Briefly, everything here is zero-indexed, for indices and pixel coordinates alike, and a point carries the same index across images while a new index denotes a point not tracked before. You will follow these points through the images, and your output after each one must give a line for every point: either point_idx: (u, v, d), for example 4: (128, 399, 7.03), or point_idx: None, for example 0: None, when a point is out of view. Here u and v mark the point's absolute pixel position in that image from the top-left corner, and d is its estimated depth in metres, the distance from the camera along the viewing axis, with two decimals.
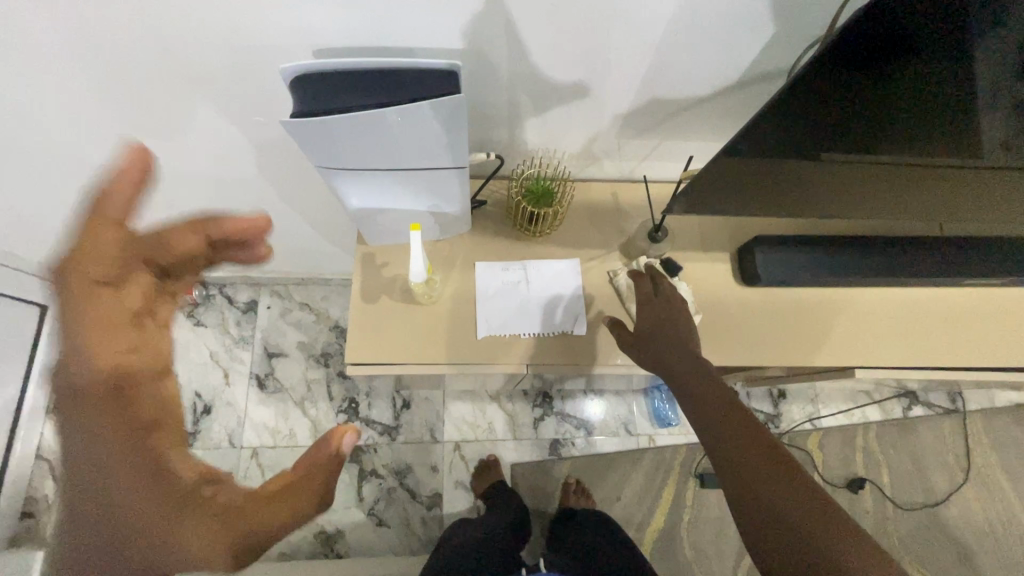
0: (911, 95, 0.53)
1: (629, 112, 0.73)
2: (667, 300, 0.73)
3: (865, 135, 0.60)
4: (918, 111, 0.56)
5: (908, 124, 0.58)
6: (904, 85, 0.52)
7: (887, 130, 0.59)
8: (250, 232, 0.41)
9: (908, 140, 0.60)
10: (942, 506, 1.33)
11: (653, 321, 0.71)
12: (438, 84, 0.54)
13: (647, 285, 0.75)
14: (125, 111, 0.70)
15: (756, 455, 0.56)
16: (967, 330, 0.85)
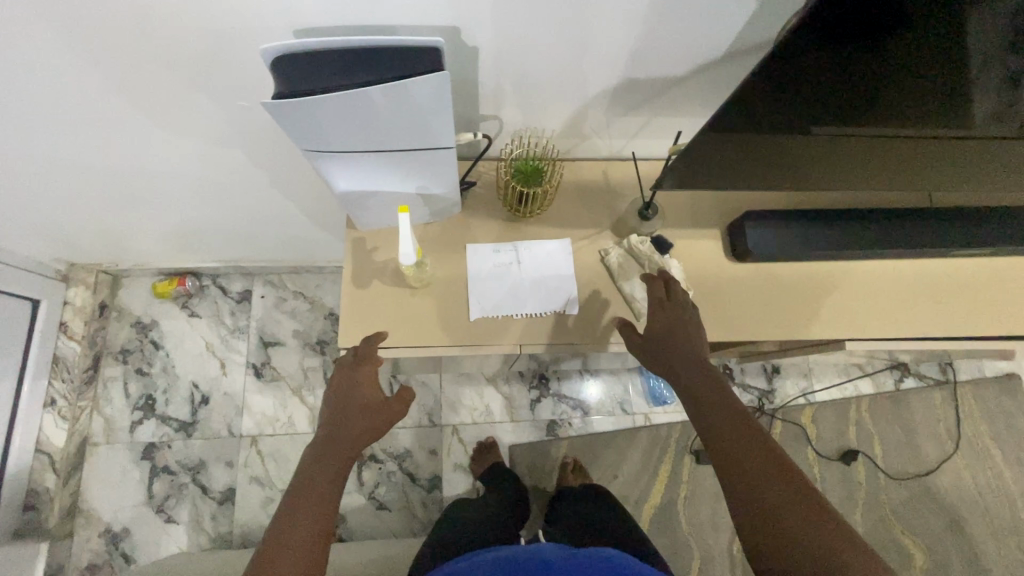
0: (898, 69, 0.53)
1: (617, 90, 0.73)
2: (680, 306, 0.72)
3: (853, 109, 0.60)
4: (904, 85, 0.56)
5: (896, 96, 0.58)
6: (891, 58, 0.52)
7: (873, 104, 0.59)
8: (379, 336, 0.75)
9: (895, 113, 0.61)
10: (933, 475, 1.35)
11: (664, 327, 0.71)
12: (420, 62, 0.53)
13: (660, 289, 0.74)
14: (108, 102, 0.70)
15: (759, 462, 0.58)
16: (956, 301, 0.85)
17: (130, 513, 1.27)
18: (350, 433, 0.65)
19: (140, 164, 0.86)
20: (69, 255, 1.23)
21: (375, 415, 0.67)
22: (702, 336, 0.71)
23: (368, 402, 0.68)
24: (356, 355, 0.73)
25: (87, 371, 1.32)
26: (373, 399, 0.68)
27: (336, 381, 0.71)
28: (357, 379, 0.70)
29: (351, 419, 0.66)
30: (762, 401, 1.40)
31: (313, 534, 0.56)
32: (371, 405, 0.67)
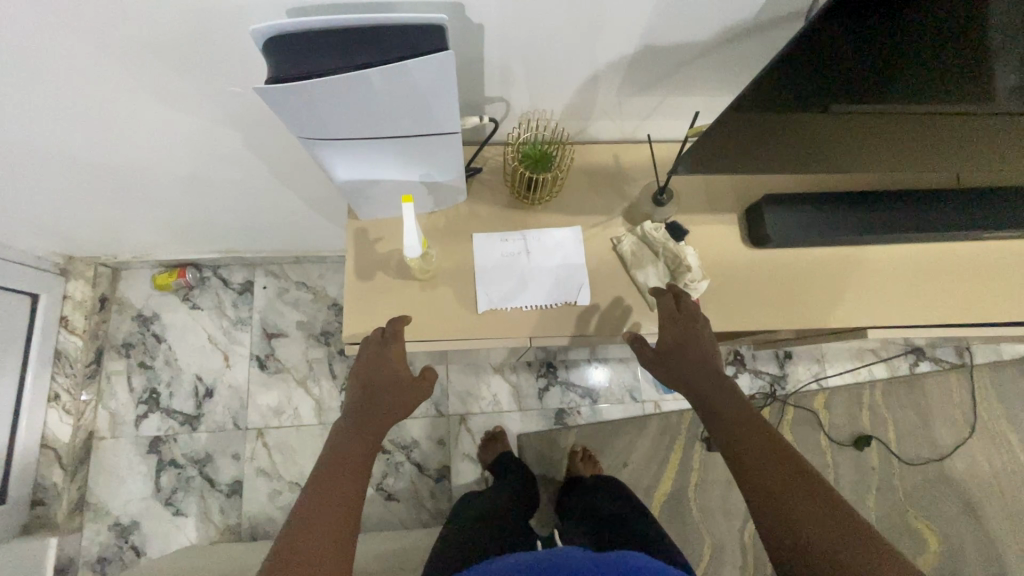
0: (927, 38, 0.49)
1: (630, 67, 0.69)
2: (692, 317, 0.70)
3: (878, 86, 0.56)
4: (934, 57, 0.51)
5: (924, 70, 0.53)
6: (918, 26, 0.48)
7: (900, 79, 0.54)
8: (401, 317, 0.73)
9: (923, 88, 0.56)
10: (947, 459, 1.33)
11: (677, 339, 0.69)
12: (422, 41, 0.49)
13: (671, 301, 0.72)
14: (92, 92, 0.66)
15: (780, 473, 0.56)
16: (984, 285, 0.82)
17: (138, 506, 1.27)
18: (379, 411, 0.65)
19: (132, 155, 0.83)
20: (66, 248, 1.21)
21: (404, 394, 0.67)
22: (714, 347, 0.69)
23: (395, 377, 0.67)
24: (383, 333, 0.71)
25: (89, 366, 1.30)
26: (399, 382, 0.67)
27: (362, 358, 0.70)
28: (385, 356, 0.69)
29: (381, 397, 0.66)
30: (773, 387, 1.40)
31: (348, 504, 0.56)
32: (398, 382, 0.67)
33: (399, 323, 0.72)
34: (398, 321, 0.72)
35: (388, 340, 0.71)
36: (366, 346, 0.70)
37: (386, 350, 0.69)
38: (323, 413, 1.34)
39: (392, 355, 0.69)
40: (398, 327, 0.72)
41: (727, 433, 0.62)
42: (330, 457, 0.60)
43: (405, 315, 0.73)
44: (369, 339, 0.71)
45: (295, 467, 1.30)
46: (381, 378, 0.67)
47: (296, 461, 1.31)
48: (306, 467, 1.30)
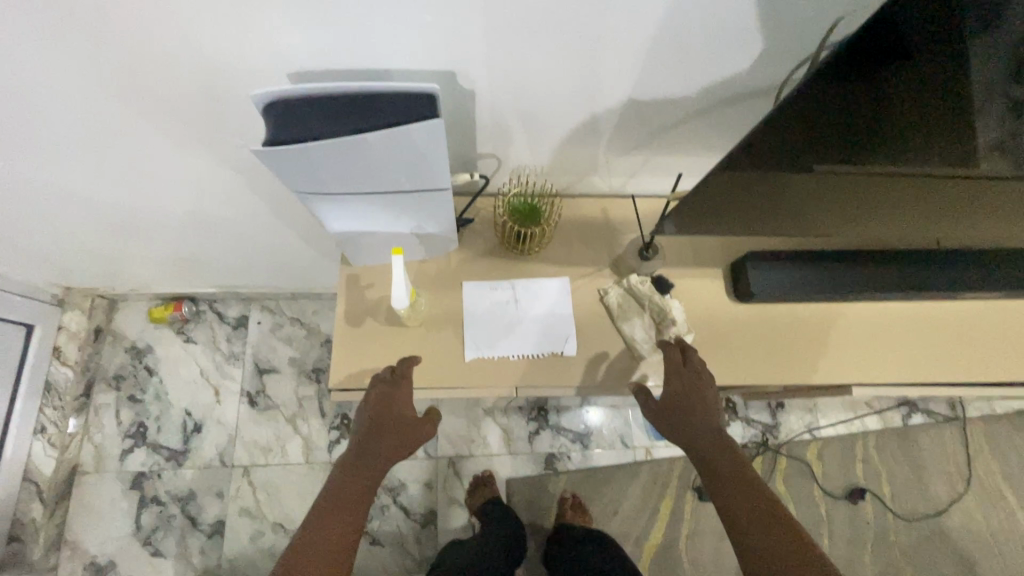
0: (905, 104, 0.50)
1: (617, 127, 0.72)
2: (697, 373, 0.70)
3: (858, 148, 0.57)
4: (914, 122, 0.52)
5: (906, 134, 0.54)
6: (895, 92, 0.49)
7: (881, 142, 0.55)
8: (412, 360, 0.73)
9: (908, 152, 0.56)
10: (944, 515, 1.31)
11: (682, 396, 0.69)
12: (414, 107, 0.52)
13: (678, 356, 0.72)
14: (101, 135, 0.69)
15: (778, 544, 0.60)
16: (968, 344, 0.83)
17: (116, 544, 1.24)
18: (383, 455, 0.69)
19: (135, 194, 0.86)
20: (65, 280, 1.23)
21: (408, 439, 0.70)
22: (715, 404, 0.70)
23: (402, 423, 0.70)
24: (393, 373, 0.72)
25: (79, 398, 1.30)
26: (406, 427, 0.70)
27: (371, 398, 0.70)
28: (394, 399, 0.70)
29: (385, 439, 0.68)
30: (765, 436, 1.37)
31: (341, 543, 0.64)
32: (405, 428, 0.70)
33: (409, 367, 0.72)
34: (409, 363, 0.72)
35: (398, 384, 0.71)
36: (376, 387, 0.70)
37: (396, 396, 0.70)
38: (311, 452, 1.33)
39: (402, 401, 0.70)
40: (407, 370, 0.72)
41: (727, 495, 0.66)
42: (332, 492, 0.66)
43: (415, 358, 0.73)
44: (379, 380, 0.71)
45: (279, 507, 1.28)
46: (388, 423, 0.69)
47: (281, 501, 1.29)
48: (291, 508, 1.28)
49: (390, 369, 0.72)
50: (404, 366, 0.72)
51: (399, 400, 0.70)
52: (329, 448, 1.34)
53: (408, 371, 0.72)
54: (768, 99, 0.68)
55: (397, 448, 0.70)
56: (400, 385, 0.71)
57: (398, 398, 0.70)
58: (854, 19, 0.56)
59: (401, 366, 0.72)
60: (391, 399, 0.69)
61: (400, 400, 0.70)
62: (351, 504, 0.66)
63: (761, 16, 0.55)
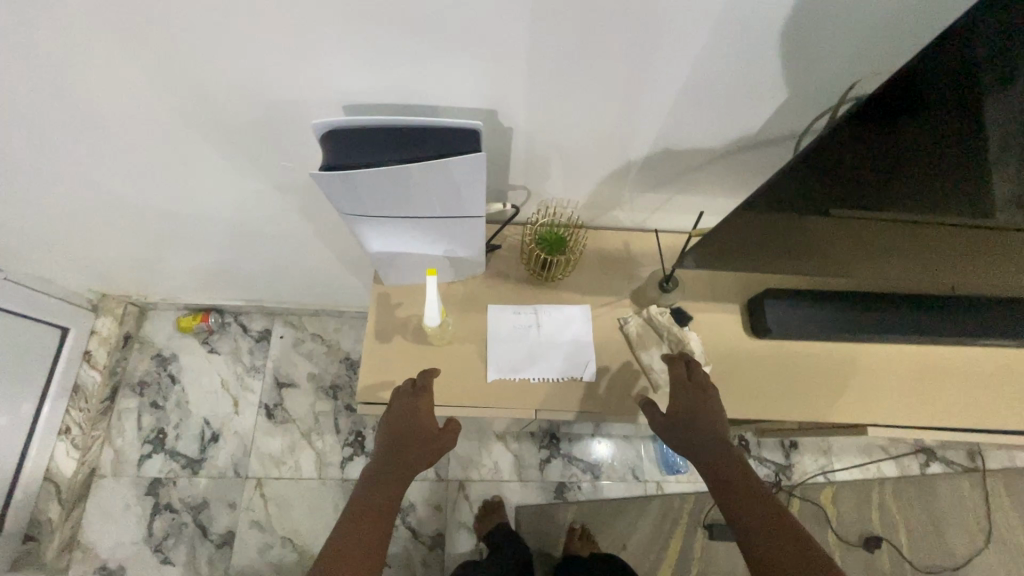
0: (920, 156, 0.53)
1: (643, 166, 0.76)
2: (701, 386, 0.72)
3: (875, 193, 0.59)
4: (931, 173, 0.55)
5: (922, 184, 0.56)
6: (911, 144, 0.52)
7: (898, 189, 0.58)
8: (430, 372, 0.76)
9: (924, 201, 0.59)
10: (963, 570, 1.28)
11: (687, 406, 0.71)
12: (459, 142, 0.56)
13: (682, 369, 0.74)
14: (163, 152, 0.75)
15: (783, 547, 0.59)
16: (986, 391, 0.83)
17: (127, 550, 1.25)
18: (406, 464, 0.71)
19: (184, 207, 0.91)
20: (102, 286, 1.28)
21: (430, 448, 0.72)
22: (722, 414, 0.71)
23: (422, 433, 0.72)
24: (415, 385, 0.75)
25: (104, 401, 1.33)
26: (426, 437, 0.72)
27: (392, 409, 0.73)
28: (414, 410, 0.72)
29: (408, 449, 0.71)
30: (779, 477, 1.35)
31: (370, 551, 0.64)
32: (425, 436, 0.72)
33: (428, 379, 0.75)
34: (427, 374, 0.76)
35: (418, 395, 0.74)
36: (397, 398, 0.74)
37: (417, 406, 0.73)
38: (323, 468, 1.34)
39: (423, 410, 0.73)
40: (427, 381, 0.75)
41: (732, 502, 0.65)
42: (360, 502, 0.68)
43: (434, 371, 0.77)
44: (400, 392, 0.74)
45: (289, 521, 1.29)
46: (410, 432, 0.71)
47: (291, 515, 1.29)
48: (301, 523, 1.29)
49: (410, 381, 0.75)
50: (423, 378, 0.75)
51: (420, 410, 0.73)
52: (341, 465, 1.35)
53: (428, 382, 0.75)
54: (789, 145, 0.72)
55: (420, 457, 0.72)
56: (420, 395, 0.74)
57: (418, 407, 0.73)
58: (871, 80, 0.60)
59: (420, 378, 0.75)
60: (411, 408, 0.72)
61: (421, 410, 0.73)
62: (379, 511, 0.67)
63: (783, 70, 0.59)
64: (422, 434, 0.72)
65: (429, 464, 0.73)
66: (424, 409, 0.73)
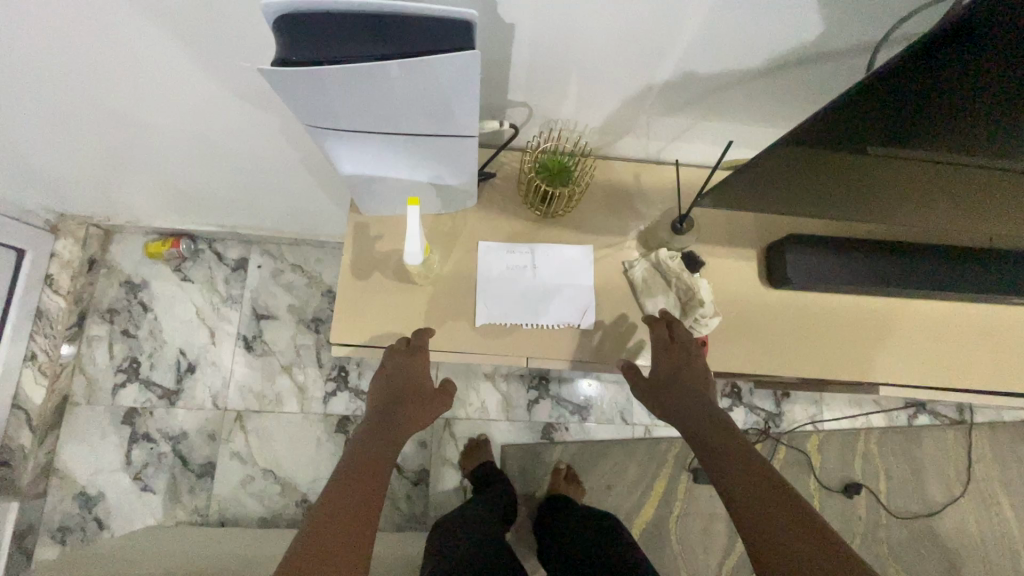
0: (969, 87, 0.43)
1: (667, 83, 0.65)
2: (685, 349, 0.69)
3: (918, 131, 0.49)
4: (982, 107, 0.44)
5: (971, 120, 0.46)
6: (960, 72, 0.42)
7: (944, 126, 0.48)
8: (427, 331, 0.71)
9: (991, 143, 0.49)
10: (936, 517, 1.31)
11: (670, 370, 0.68)
12: (445, 37, 0.45)
13: (664, 332, 0.70)
14: (93, 49, 0.62)
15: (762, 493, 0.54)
16: (1005, 351, 0.79)
17: (106, 477, 1.23)
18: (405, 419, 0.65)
19: (131, 118, 0.79)
20: (58, 206, 1.16)
21: (427, 406, 0.68)
22: (707, 378, 0.68)
23: (420, 389, 0.68)
24: (410, 344, 0.70)
25: (71, 328, 1.26)
26: (424, 393, 0.68)
27: (387, 366, 0.68)
28: (411, 366, 0.68)
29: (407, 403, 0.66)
30: (767, 424, 1.35)
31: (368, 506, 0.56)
32: (423, 393, 0.68)
33: (423, 340, 0.70)
34: (424, 332, 0.70)
35: (415, 354, 0.69)
36: (392, 356, 0.69)
37: (416, 364, 0.68)
38: (306, 402, 1.31)
39: (421, 370, 0.68)
40: (422, 341, 0.70)
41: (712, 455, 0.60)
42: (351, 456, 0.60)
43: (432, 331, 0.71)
44: (394, 351, 0.69)
45: (270, 454, 1.27)
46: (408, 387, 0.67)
47: (273, 447, 1.27)
48: (282, 455, 1.27)
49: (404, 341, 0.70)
50: (419, 336, 0.70)
51: (418, 368, 0.68)
52: (324, 400, 1.32)
53: (425, 342, 0.70)
54: (845, 64, 0.61)
55: (418, 413, 0.67)
56: (417, 354, 0.69)
57: (417, 364, 0.68)
58: None
59: (416, 336, 0.70)
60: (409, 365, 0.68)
61: (420, 367, 0.68)
62: (374, 465, 0.59)
63: None
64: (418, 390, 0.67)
65: (425, 423, 0.68)
66: (424, 368, 0.69)
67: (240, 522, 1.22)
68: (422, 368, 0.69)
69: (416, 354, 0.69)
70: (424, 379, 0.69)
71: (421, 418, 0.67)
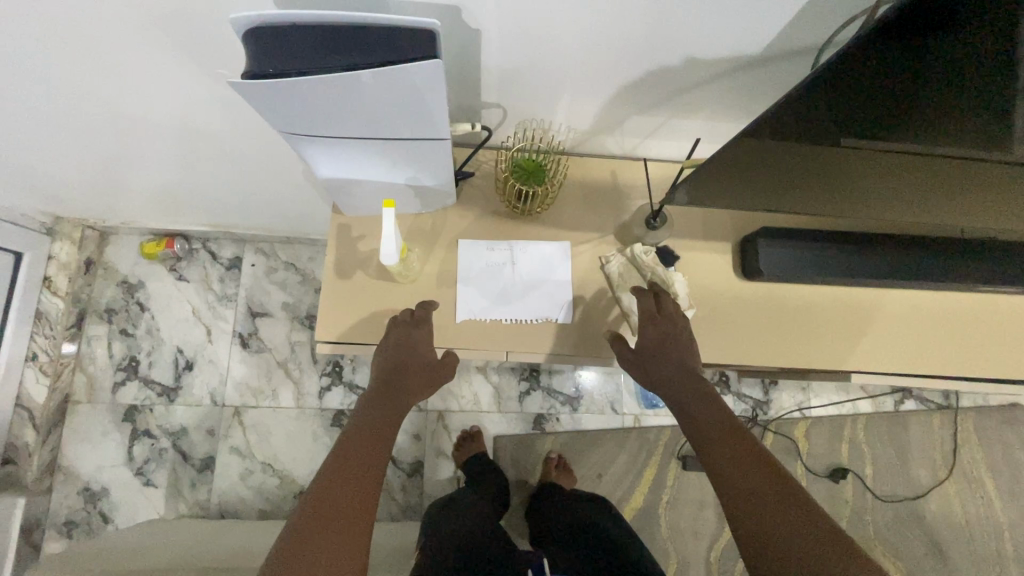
0: (898, 93, 0.43)
1: (638, 83, 0.66)
2: (671, 319, 0.70)
3: (892, 125, 0.48)
4: (913, 111, 0.45)
5: (949, 113, 0.44)
6: (932, 64, 0.40)
7: (919, 119, 0.46)
8: (427, 305, 0.73)
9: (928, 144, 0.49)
10: (921, 499, 1.33)
11: (654, 339, 0.70)
12: (410, 46, 0.47)
13: (651, 301, 0.71)
14: (78, 59, 0.64)
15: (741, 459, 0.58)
16: (976, 338, 0.80)
17: (109, 472, 1.27)
18: (408, 393, 0.69)
19: (117, 121, 0.80)
20: (53, 209, 1.18)
21: (430, 380, 0.70)
22: (691, 347, 0.70)
23: (423, 365, 0.70)
24: (413, 316, 0.72)
25: (70, 328, 1.29)
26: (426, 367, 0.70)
27: (391, 339, 0.70)
28: (414, 340, 0.70)
29: (408, 381, 0.69)
30: (755, 412, 1.38)
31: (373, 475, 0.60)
32: (426, 368, 0.70)
33: (424, 313, 0.72)
34: (427, 305, 0.73)
35: (417, 327, 0.71)
36: (397, 329, 0.71)
37: (417, 338, 0.71)
38: (301, 398, 1.34)
39: (423, 343, 0.71)
40: (422, 314, 0.72)
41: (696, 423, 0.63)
42: (358, 429, 0.64)
43: (433, 305, 0.73)
44: (398, 324, 0.72)
45: (269, 448, 1.30)
46: (410, 361, 0.69)
47: (270, 442, 1.30)
48: (280, 449, 1.30)
49: (409, 314, 0.73)
50: (421, 309, 0.72)
51: (420, 342, 0.71)
52: (320, 395, 1.34)
53: (425, 314, 0.72)
54: (809, 61, 0.62)
55: (421, 387, 0.70)
56: (419, 327, 0.71)
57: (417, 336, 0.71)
58: None
59: (420, 311, 0.72)
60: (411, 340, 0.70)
61: (422, 341, 0.71)
62: (379, 438, 0.63)
63: None
64: (421, 366, 0.70)
65: (428, 394, 0.72)
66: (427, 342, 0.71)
67: (241, 514, 1.25)
68: (427, 342, 0.72)
69: (419, 328, 0.71)
70: (427, 354, 0.71)
71: (424, 391, 0.71)
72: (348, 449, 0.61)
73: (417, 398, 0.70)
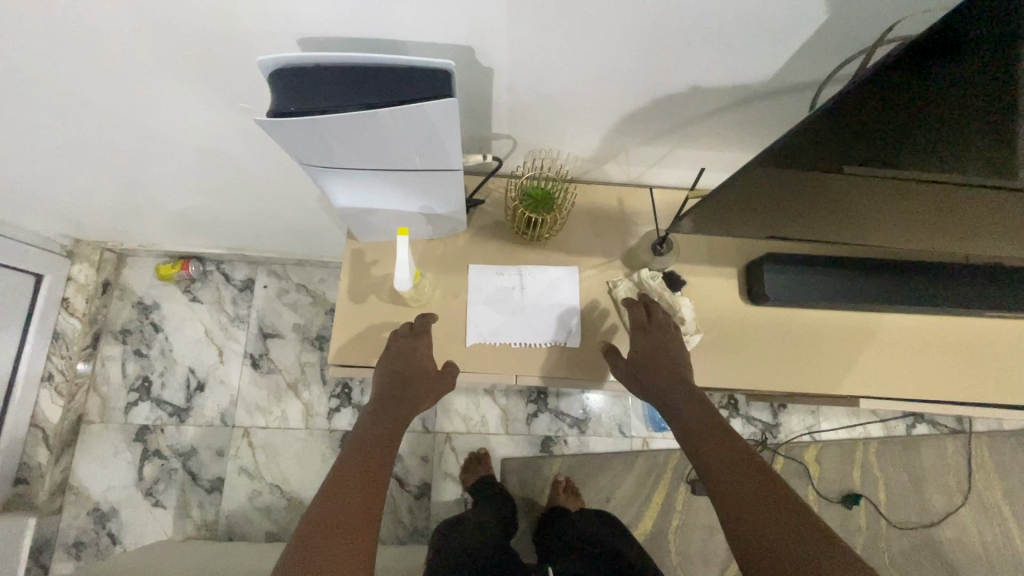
0: (908, 125, 0.45)
1: (644, 115, 0.69)
2: (663, 329, 0.73)
3: (896, 150, 0.48)
4: (918, 142, 0.47)
5: (959, 142, 0.45)
6: (944, 89, 0.41)
7: (924, 149, 0.47)
8: (427, 316, 0.75)
9: (929, 173, 0.51)
10: (937, 527, 1.31)
11: (650, 351, 0.71)
12: (427, 85, 0.49)
13: (642, 312, 0.74)
14: (110, 89, 0.67)
15: (739, 469, 0.58)
16: (984, 363, 0.80)
17: (118, 493, 1.27)
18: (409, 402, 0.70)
19: (138, 146, 0.83)
20: (73, 232, 1.21)
21: (432, 389, 0.71)
22: (684, 356, 0.71)
23: (424, 373, 0.71)
24: (412, 328, 0.73)
25: (84, 349, 1.31)
26: (427, 376, 0.71)
27: (391, 349, 0.72)
28: (415, 349, 0.72)
29: (409, 391, 0.70)
30: (764, 435, 1.37)
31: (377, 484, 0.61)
32: (427, 377, 0.71)
33: (424, 323, 0.74)
34: (428, 316, 0.75)
35: (417, 337, 0.73)
36: (396, 340, 0.73)
37: (417, 347, 0.72)
38: (310, 418, 1.35)
39: (422, 353, 0.72)
40: (422, 324, 0.74)
41: (693, 437, 0.64)
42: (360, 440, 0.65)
43: (431, 315, 0.75)
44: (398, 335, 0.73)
45: (277, 469, 1.30)
46: (412, 369, 0.70)
47: (279, 463, 1.31)
48: (289, 471, 1.30)
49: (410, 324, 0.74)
50: (421, 318, 0.74)
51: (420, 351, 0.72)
52: (328, 416, 1.35)
53: (424, 323, 0.74)
54: (810, 95, 0.64)
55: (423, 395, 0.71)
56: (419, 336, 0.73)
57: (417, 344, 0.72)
58: (917, 19, 0.52)
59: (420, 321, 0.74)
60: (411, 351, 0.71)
61: (422, 350, 0.72)
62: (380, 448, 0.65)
63: (802, 14, 0.51)
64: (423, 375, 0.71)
65: (430, 402, 0.72)
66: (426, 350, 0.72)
67: (248, 537, 1.25)
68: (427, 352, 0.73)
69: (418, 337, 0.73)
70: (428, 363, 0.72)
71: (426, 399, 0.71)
72: (354, 460, 0.63)
73: (418, 407, 0.71)
